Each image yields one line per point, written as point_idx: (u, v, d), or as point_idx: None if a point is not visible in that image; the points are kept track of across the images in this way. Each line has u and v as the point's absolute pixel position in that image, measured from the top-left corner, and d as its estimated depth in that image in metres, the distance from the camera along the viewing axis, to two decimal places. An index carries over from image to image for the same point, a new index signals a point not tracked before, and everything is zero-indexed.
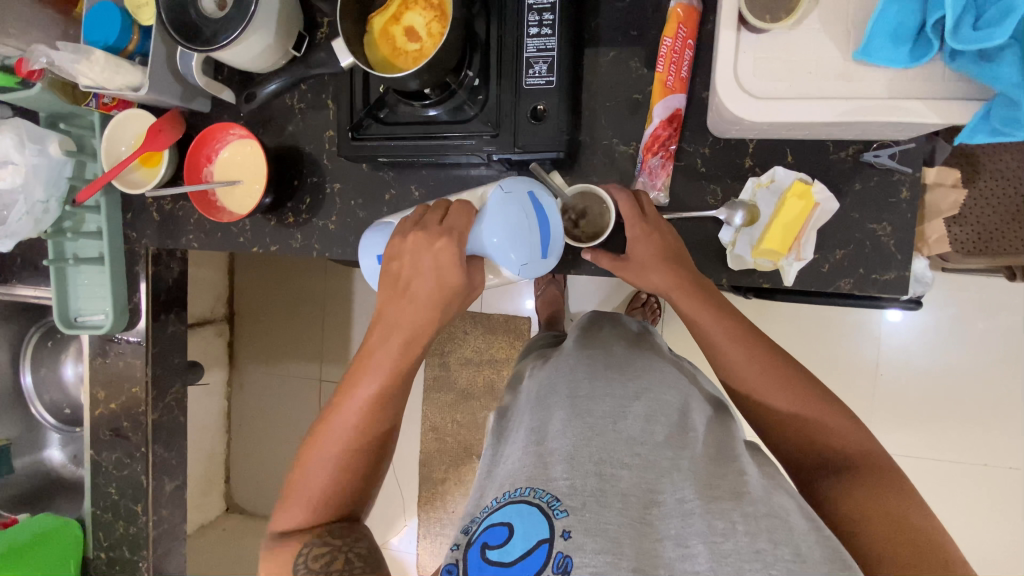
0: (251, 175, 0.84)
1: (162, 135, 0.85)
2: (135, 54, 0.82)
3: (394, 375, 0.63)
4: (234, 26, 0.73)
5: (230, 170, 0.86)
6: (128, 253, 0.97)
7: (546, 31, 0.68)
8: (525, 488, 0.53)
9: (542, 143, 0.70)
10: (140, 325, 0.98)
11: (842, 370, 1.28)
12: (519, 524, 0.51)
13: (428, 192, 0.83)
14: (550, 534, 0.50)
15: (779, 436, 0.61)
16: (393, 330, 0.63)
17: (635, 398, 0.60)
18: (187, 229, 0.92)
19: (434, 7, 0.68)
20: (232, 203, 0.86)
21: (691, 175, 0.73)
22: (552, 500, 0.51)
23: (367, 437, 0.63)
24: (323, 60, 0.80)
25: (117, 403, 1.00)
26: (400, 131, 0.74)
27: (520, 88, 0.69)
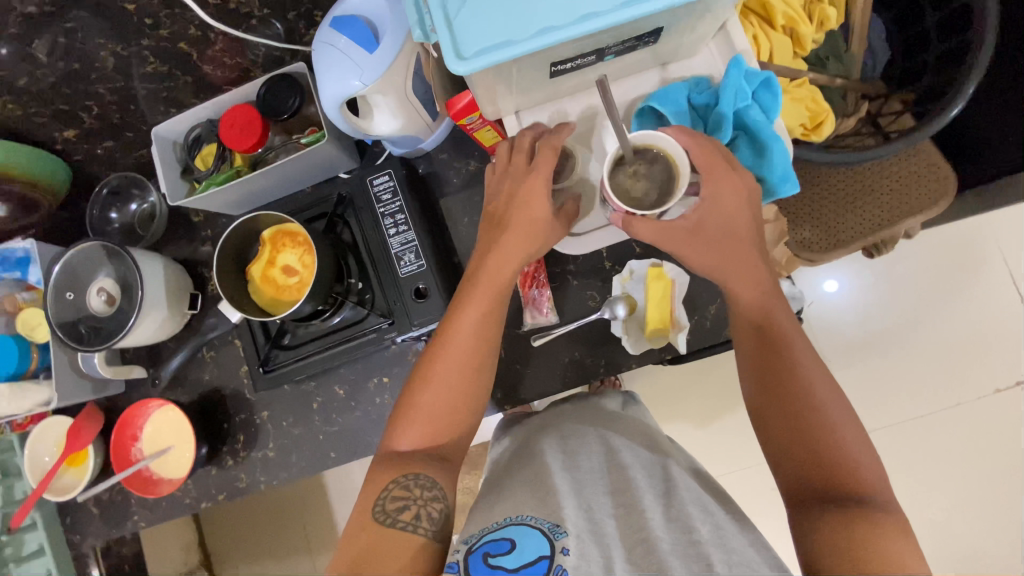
0: (179, 437, 0.86)
1: (82, 433, 0.86)
2: (36, 370, 0.85)
3: (478, 342, 0.67)
4: (128, 316, 0.79)
5: (157, 440, 0.87)
6: (76, 557, 0.93)
7: (403, 227, 0.80)
8: (528, 515, 0.60)
9: (432, 315, 0.79)
10: None
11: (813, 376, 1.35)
12: (522, 540, 0.57)
13: (349, 386, 0.87)
14: (551, 551, 0.56)
15: (780, 444, 0.59)
16: (530, 221, 0.66)
17: (616, 454, 0.71)
18: (132, 513, 0.90)
19: (302, 242, 0.77)
20: (167, 469, 0.86)
21: (568, 290, 0.83)
22: (553, 526, 0.58)
23: (467, 401, 0.67)
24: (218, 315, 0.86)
25: None
26: (309, 347, 0.81)
27: (398, 278, 0.79)
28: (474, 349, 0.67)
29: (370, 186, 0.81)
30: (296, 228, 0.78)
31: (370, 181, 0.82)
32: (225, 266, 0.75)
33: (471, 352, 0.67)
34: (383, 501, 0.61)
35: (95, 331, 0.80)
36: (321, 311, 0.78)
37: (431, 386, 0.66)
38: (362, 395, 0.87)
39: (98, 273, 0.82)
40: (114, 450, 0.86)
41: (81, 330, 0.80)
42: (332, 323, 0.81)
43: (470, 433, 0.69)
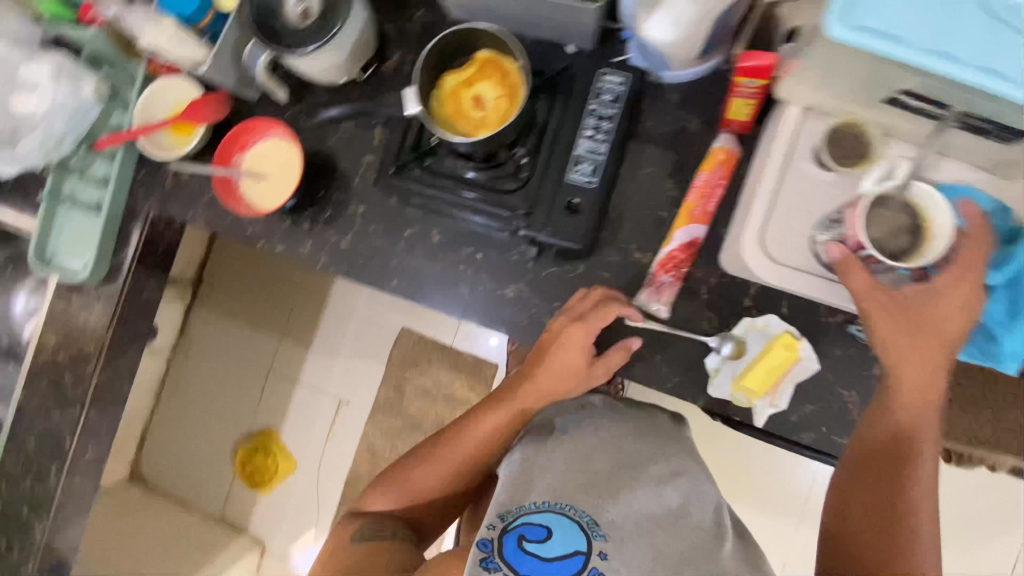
0: (279, 174, 0.85)
1: (208, 112, 0.85)
2: (205, 31, 0.83)
3: (477, 451, 0.84)
4: (312, 40, 0.76)
5: (261, 163, 0.86)
6: (128, 209, 0.94)
7: (601, 138, 0.74)
8: (566, 505, 0.72)
9: (568, 234, 0.75)
10: (116, 282, 0.94)
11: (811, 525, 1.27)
12: (559, 531, 0.70)
13: (445, 237, 0.85)
14: (588, 549, 0.69)
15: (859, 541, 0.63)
16: (561, 365, 0.78)
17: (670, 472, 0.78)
18: (197, 206, 0.91)
19: (507, 86, 0.72)
20: (253, 195, 0.86)
21: (695, 298, 0.77)
22: (593, 524, 0.71)
23: (460, 471, 0.85)
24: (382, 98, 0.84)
25: (66, 354, 0.95)
26: (442, 181, 0.78)
27: (562, 179, 0.74)
28: (468, 457, 0.84)
29: (599, 78, 0.75)
30: (512, 67, 0.72)
31: (602, 75, 0.75)
32: (430, 60, 0.71)
33: (485, 439, 0.84)
34: (364, 535, 0.84)
35: (274, 30, 0.77)
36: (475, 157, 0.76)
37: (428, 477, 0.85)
38: (450, 253, 0.85)
39: None
40: (221, 145, 0.85)
41: (265, 22, 0.77)
42: (477, 176, 0.78)
43: (478, 461, 0.85)
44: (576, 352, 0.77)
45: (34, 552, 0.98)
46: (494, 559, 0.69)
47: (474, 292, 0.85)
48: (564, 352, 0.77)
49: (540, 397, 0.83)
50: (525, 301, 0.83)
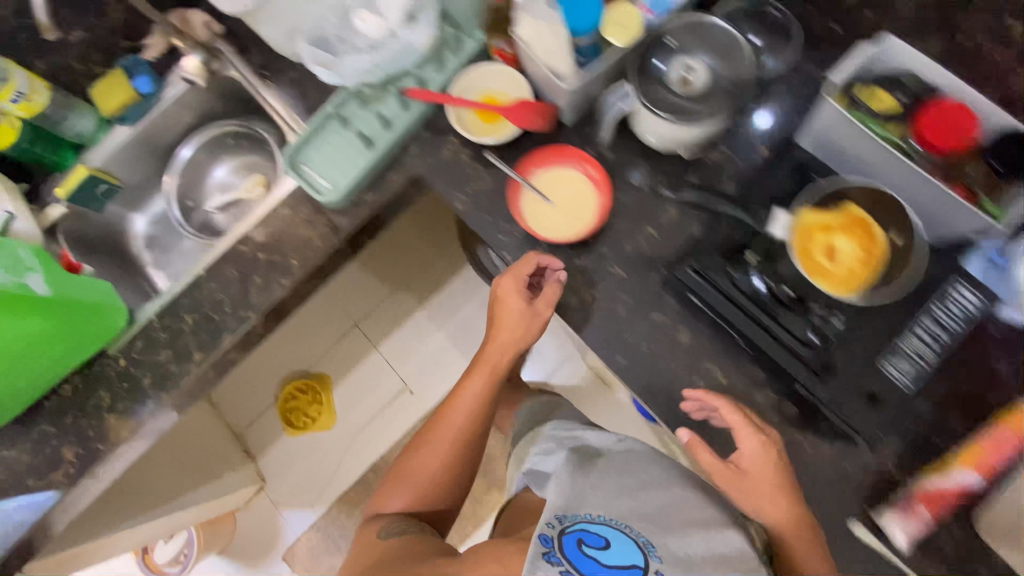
0: (562, 202, 0.84)
1: (532, 119, 0.85)
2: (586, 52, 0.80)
3: (476, 407, 0.89)
4: (672, 106, 0.75)
5: (556, 188, 0.84)
6: (392, 158, 0.94)
7: (932, 351, 0.72)
8: (615, 517, 0.68)
9: (852, 419, 0.73)
10: (350, 216, 0.93)
11: None
12: (616, 543, 0.64)
13: (697, 344, 0.79)
14: (646, 564, 0.61)
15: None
16: (500, 343, 0.87)
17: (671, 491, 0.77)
18: (462, 190, 0.90)
19: (867, 252, 0.71)
20: (532, 213, 0.85)
21: (929, 542, 0.71)
22: (649, 544, 0.64)
23: (466, 447, 0.90)
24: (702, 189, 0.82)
25: (267, 256, 0.93)
26: (744, 299, 0.75)
27: (876, 365, 0.72)
28: (465, 416, 0.89)
29: (953, 287, 0.73)
30: (880, 240, 0.71)
31: (956, 285, 0.73)
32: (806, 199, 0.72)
33: (478, 400, 0.89)
34: (388, 532, 0.86)
35: (649, 82, 0.77)
36: (797, 297, 0.73)
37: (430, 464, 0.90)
38: (694, 362, 0.78)
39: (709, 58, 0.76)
40: (528, 155, 0.85)
41: (646, 72, 0.77)
42: (780, 314, 0.74)
43: (467, 420, 0.90)
44: (531, 317, 0.84)
45: (128, 426, 0.91)
46: (554, 555, 0.61)
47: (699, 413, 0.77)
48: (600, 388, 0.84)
49: (498, 351, 0.88)
50: None
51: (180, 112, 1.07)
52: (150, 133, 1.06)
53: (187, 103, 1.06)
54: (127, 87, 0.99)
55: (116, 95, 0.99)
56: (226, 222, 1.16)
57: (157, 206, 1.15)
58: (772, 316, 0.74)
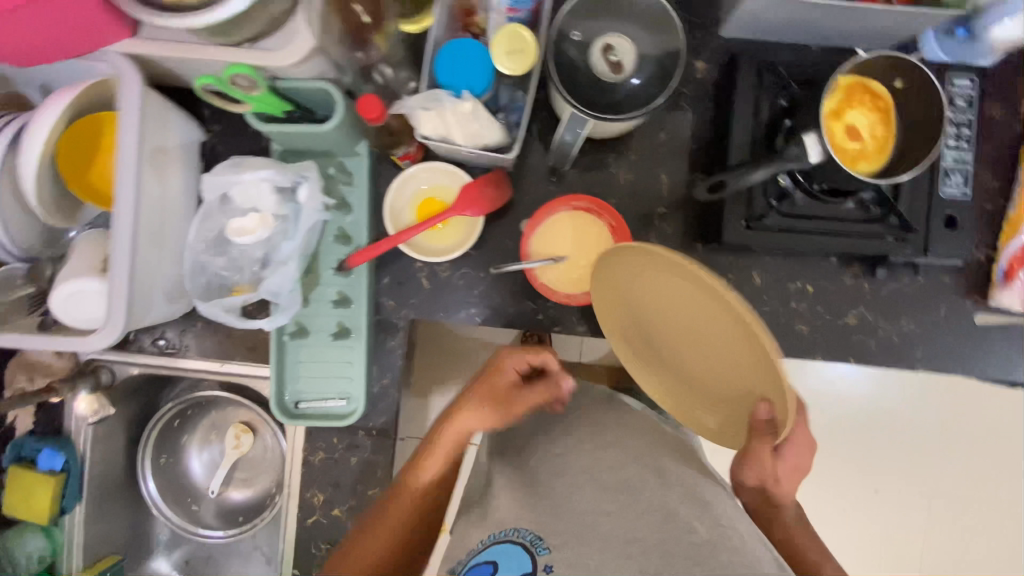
0: (582, 252, 0.75)
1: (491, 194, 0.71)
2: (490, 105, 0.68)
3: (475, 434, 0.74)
4: (607, 98, 0.66)
5: (569, 242, 0.75)
6: (378, 323, 0.79)
7: (968, 145, 0.71)
8: (509, 530, 0.66)
9: (954, 250, 0.71)
10: (386, 413, 0.80)
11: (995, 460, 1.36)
12: (502, 561, 0.63)
13: (772, 277, 0.79)
14: (534, 568, 0.63)
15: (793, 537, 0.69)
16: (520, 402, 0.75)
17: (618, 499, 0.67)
18: (470, 302, 0.79)
19: (881, 109, 0.66)
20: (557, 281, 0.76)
21: None
22: (535, 540, 0.65)
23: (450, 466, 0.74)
24: (669, 140, 0.79)
25: (343, 509, 0.80)
26: (795, 223, 0.71)
27: (938, 195, 0.71)
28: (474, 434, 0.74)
29: (950, 83, 0.72)
30: (897, 124, 0.66)
31: (952, 79, 0.72)
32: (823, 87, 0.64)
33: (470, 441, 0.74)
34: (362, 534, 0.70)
35: (588, 89, 0.66)
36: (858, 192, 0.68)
37: (405, 505, 0.71)
38: (781, 290, 0.79)
39: (618, 26, 0.66)
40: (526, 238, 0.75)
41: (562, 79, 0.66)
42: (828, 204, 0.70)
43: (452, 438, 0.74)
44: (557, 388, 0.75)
45: None
46: None
47: (814, 328, 0.79)
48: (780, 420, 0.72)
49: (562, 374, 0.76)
50: (868, 326, 0.79)
51: (108, 445, 0.87)
52: (98, 490, 0.86)
53: (105, 433, 0.86)
54: (41, 476, 0.78)
55: (39, 498, 0.78)
56: (240, 494, 0.97)
57: (161, 537, 0.96)
58: (837, 218, 0.70)
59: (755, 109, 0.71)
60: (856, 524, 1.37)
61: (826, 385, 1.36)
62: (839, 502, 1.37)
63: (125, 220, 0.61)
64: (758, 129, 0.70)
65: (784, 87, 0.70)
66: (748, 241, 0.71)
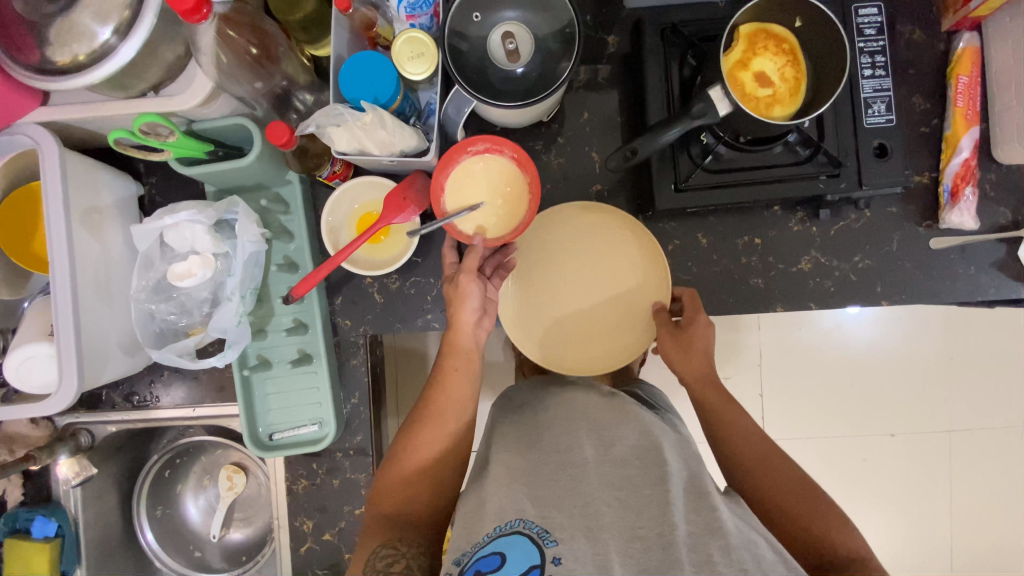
0: (495, 192, 0.74)
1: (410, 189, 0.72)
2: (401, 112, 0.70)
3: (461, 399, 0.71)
4: (519, 89, 0.68)
5: (473, 183, 0.74)
6: (339, 344, 0.80)
7: (883, 73, 0.72)
8: (515, 521, 0.58)
9: (888, 180, 0.71)
10: (360, 431, 0.80)
11: (1000, 386, 1.33)
12: (511, 551, 0.55)
13: (718, 237, 0.79)
14: (542, 559, 0.54)
15: (775, 488, 0.63)
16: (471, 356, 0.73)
17: (612, 448, 0.66)
18: (425, 308, 0.79)
19: (787, 52, 0.67)
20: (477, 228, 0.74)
21: (983, 199, 0.79)
22: (542, 532, 0.57)
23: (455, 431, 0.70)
24: (596, 117, 0.80)
25: (334, 533, 0.80)
26: (724, 178, 0.72)
27: (861, 125, 0.71)
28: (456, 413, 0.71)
29: (856, 12, 0.72)
30: (805, 62, 0.67)
31: (856, 9, 0.72)
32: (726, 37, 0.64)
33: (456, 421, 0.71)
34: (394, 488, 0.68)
35: (495, 80, 0.68)
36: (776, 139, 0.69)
37: (427, 441, 0.69)
38: (731, 248, 0.78)
39: (512, 14, 0.67)
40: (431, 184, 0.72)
41: (468, 75, 0.67)
42: (753, 153, 0.71)
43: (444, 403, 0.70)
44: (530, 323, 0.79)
45: None
46: None
47: (770, 279, 0.78)
48: (701, 327, 0.72)
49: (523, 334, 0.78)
50: (823, 269, 0.78)
51: (100, 505, 0.88)
52: (98, 551, 0.88)
53: (95, 494, 0.87)
54: (35, 544, 0.81)
55: (36, 564, 0.81)
56: (241, 534, 0.98)
57: None
58: (764, 167, 0.71)
59: (666, 73, 0.71)
60: (876, 470, 1.35)
61: (820, 336, 1.34)
62: (854, 451, 1.35)
63: (65, 282, 0.63)
64: (671, 92, 0.71)
65: (688, 47, 0.70)
66: (680, 203, 0.72)
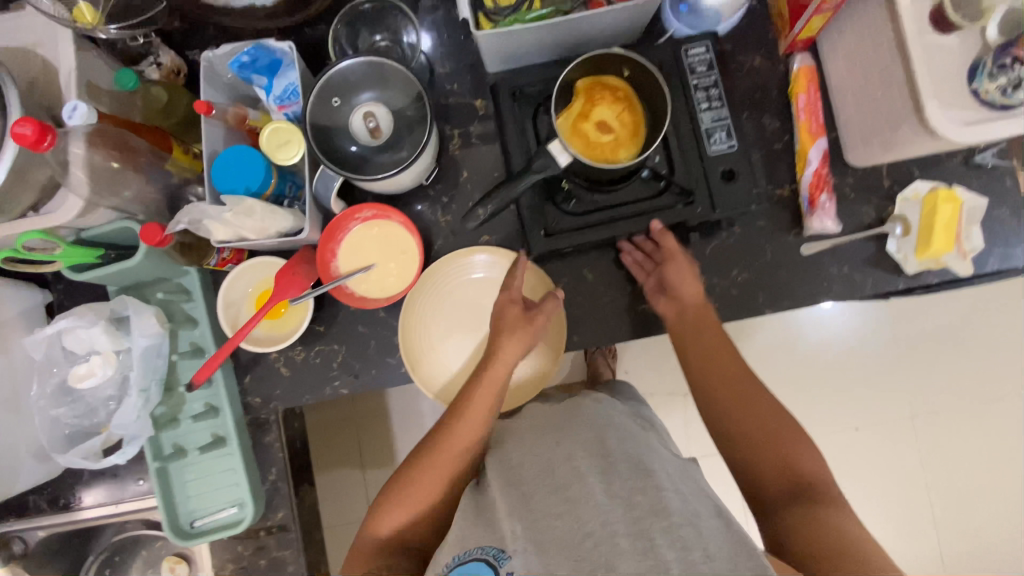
0: (386, 256, 0.79)
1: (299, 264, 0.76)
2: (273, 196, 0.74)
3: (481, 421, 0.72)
4: (381, 161, 0.73)
5: (360, 252, 0.78)
6: (253, 422, 0.82)
7: (718, 104, 0.77)
8: (477, 548, 0.60)
9: (737, 202, 0.75)
10: (282, 506, 0.81)
11: (946, 371, 1.34)
12: None
13: (602, 270, 0.83)
14: None
15: (764, 452, 0.67)
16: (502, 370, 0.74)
17: (570, 455, 0.68)
18: (332, 375, 0.82)
19: (622, 99, 0.74)
20: (371, 291, 0.79)
21: (846, 202, 0.83)
22: (498, 552, 0.59)
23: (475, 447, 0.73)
24: (474, 173, 0.85)
25: None
26: (590, 218, 0.76)
27: (707, 154, 0.76)
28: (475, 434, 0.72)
29: (686, 54, 0.79)
30: (640, 108, 0.74)
31: (687, 50, 0.79)
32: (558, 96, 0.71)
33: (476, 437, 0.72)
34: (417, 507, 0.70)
35: (354, 156, 0.73)
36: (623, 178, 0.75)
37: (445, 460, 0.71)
38: (616, 280, 0.82)
39: (365, 94, 0.72)
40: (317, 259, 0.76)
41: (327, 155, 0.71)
42: (613, 192, 0.77)
43: (467, 428, 0.71)
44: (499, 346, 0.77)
45: None
46: None
47: None
48: (676, 269, 0.77)
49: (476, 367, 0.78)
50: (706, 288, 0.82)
51: None
52: None
53: None
54: None
55: None
56: None
57: None
58: (624, 202, 0.77)
59: (523, 129, 0.79)
60: (843, 469, 1.35)
61: (761, 345, 1.36)
62: (821, 452, 1.35)
63: None
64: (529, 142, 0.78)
65: (537, 106, 0.80)
66: (551, 247, 0.76)
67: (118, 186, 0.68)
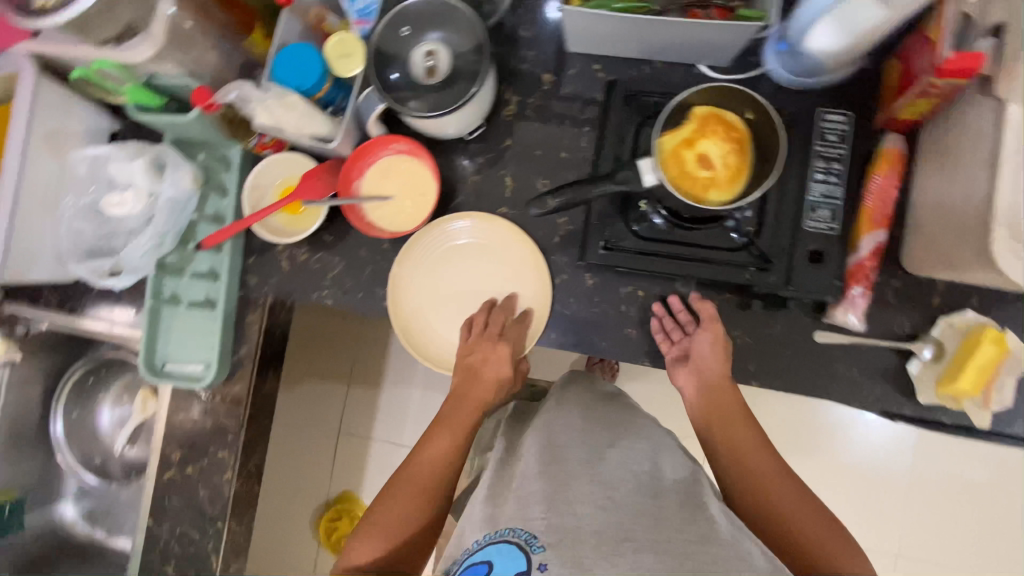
0: (406, 193, 0.81)
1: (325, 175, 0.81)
2: (322, 101, 0.77)
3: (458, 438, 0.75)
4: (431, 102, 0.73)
5: (384, 183, 0.81)
6: (243, 297, 0.87)
7: (835, 180, 0.72)
8: (506, 529, 0.58)
9: (813, 286, 0.72)
10: (241, 380, 0.87)
11: (943, 520, 1.23)
12: (498, 561, 0.56)
13: (604, 280, 0.80)
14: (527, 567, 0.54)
15: (798, 521, 0.63)
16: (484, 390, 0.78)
17: (612, 449, 0.66)
18: (322, 283, 0.85)
19: (734, 140, 0.70)
20: (382, 220, 0.82)
21: (882, 305, 0.76)
22: (530, 539, 0.56)
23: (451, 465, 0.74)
24: (518, 144, 0.84)
25: (196, 466, 0.87)
26: (655, 247, 0.75)
27: (802, 227, 0.72)
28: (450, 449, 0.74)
29: (822, 119, 0.74)
30: (749, 157, 0.70)
31: (821, 116, 0.75)
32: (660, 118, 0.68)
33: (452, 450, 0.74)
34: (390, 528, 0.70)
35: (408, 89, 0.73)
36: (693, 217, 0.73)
37: (419, 474, 0.73)
38: (614, 295, 0.80)
39: (437, 34, 0.73)
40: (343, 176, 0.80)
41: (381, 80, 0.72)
42: (690, 231, 0.75)
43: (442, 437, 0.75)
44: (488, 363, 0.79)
45: None
46: None
47: (643, 332, 0.80)
48: (706, 338, 0.73)
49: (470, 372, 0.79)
50: None
51: (24, 390, 1.00)
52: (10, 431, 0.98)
53: (21, 380, 0.99)
54: None
55: None
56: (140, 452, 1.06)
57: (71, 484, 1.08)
58: (698, 246, 0.75)
59: (623, 135, 0.79)
60: None
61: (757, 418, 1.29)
62: None
63: None
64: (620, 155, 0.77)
65: (647, 118, 0.79)
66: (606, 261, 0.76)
67: (193, 44, 0.73)
